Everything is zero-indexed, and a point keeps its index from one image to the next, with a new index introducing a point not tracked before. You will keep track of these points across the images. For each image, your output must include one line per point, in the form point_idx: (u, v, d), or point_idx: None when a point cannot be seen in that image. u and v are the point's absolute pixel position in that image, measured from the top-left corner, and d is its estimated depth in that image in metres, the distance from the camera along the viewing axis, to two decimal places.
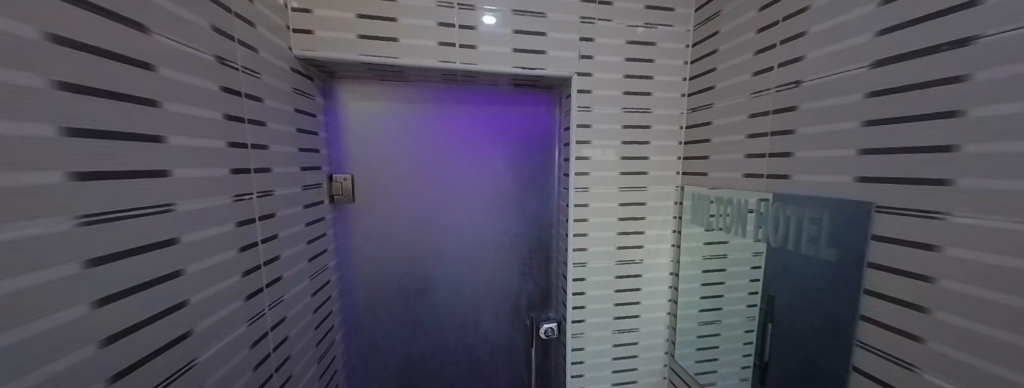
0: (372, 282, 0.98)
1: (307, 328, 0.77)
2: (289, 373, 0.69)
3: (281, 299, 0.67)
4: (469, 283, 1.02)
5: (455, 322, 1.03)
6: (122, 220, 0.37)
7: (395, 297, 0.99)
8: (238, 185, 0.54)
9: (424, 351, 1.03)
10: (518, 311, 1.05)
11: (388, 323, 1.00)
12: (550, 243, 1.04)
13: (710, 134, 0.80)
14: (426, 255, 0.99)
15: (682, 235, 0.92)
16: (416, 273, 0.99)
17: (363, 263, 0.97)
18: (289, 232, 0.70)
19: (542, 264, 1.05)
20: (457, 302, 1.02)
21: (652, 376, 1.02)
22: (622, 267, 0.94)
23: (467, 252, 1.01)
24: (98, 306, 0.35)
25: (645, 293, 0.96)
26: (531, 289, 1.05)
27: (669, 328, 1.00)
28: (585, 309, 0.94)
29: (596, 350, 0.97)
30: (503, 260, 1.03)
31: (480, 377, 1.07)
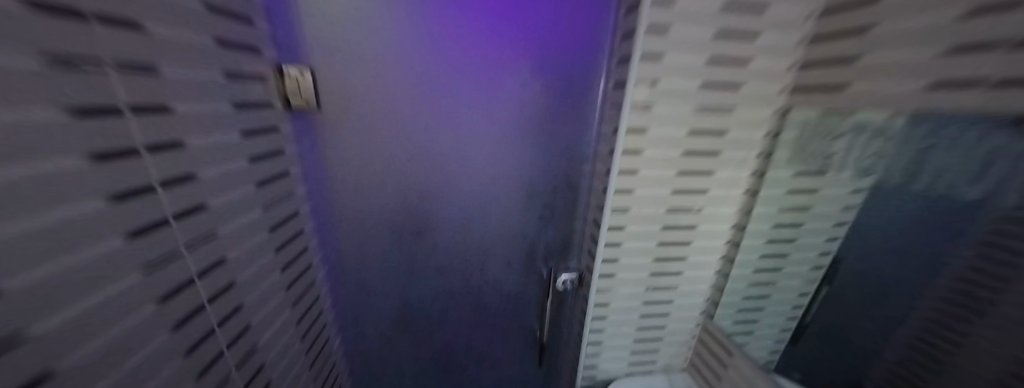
0: (355, 217, 0.79)
1: (266, 270, 0.60)
2: (244, 325, 0.54)
3: (210, 234, 0.47)
4: (476, 224, 0.83)
5: (458, 266, 0.87)
6: None
7: (385, 235, 0.82)
8: (54, 31, 0.27)
9: (421, 295, 0.89)
10: (532, 260, 0.88)
11: (378, 264, 0.84)
12: (578, 183, 0.81)
13: (875, 17, 0.49)
14: (422, 185, 0.77)
15: (765, 180, 0.69)
16: (410, 208, 0.79)
17: (342, 194, 0.76)
18: (203, 140, 0.46)
19: (569, 208, 0.84)
20: (461, 244, 0.85)
21: (681, 335, 0.89)
22: (669, 216, 0.72)
23: (476, 185, 0.79)
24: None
25: (695, 250, 0.77)
26: (550, 237, 0.86)
27: (714, 288, 0.84)
28: (618, 264, 0.76)
29: (622, 308, 0.83)
30: (519, 199, 0.82)
31: (488, 324, 0.96)
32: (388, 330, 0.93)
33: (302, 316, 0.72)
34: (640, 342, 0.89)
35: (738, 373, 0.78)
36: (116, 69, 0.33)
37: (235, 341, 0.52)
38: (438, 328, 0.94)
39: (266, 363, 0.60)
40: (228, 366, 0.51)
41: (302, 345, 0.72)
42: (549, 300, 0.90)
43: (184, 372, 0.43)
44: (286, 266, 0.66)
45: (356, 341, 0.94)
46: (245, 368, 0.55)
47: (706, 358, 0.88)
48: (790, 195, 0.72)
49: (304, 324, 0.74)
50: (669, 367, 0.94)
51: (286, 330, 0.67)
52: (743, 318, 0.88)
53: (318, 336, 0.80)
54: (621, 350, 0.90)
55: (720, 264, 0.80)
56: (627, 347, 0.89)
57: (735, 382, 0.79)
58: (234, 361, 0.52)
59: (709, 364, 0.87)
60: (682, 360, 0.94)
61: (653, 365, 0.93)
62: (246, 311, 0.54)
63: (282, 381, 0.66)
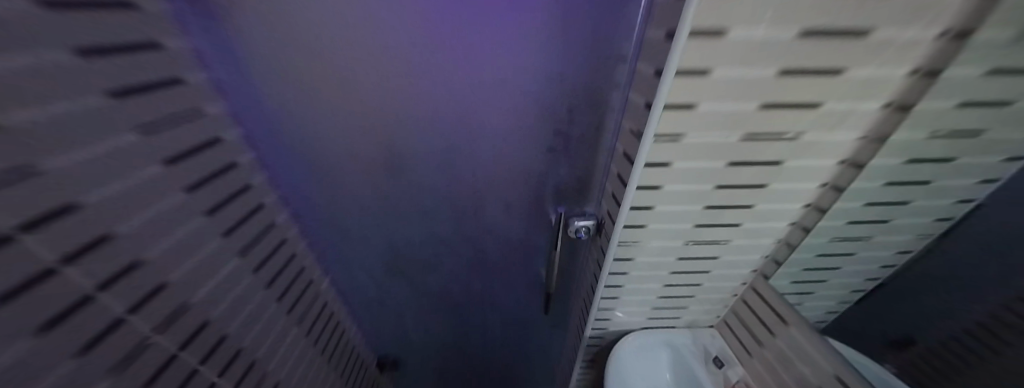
0: (303, 147, 0.59)
1: (175, 215, 0.45)
2: (155, 284, 0.42)
3: (33, 163, 0.29)
4: (465, 156, 0.62)
5: (446, 208, 0.72)
6: None
7: (351, 169, 0.63)
8: None
9: (410, 238, 0.78)
10: (540, 203, 0.70)
11: (347, 203, 0.70)
12: (607, 98, 0.54)
13: None
14: (384, 106, 0.54)
15: (938, 83, 0.41)
16: (374, 135, 0.58)
17: (271, 116, 0.55)
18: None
19: (592, 136, 0.59)
20: (448, 181, 0.66)
21: (719, 293, 0.73)
22: (744, 146, 0.47)
23: (459, 105, 0.55)
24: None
25: (770, 195, 0.54)
26: (562, 175, 0.65)
27: (782, 243, 0.63)
28: (653, 213, 0.55)
29: (649, 263, 0.65)
30: (524, 123, 0.57)
31: (487, 269, 0.86)
32: (378, 270, 0.86)
33: (258, 264, 0.62)
34: (664, 299, 0.74)
35: (789, 343, 0.63)
36: None
37: (143, 305, 0.41)
38: (432, 270, 0.86)
39: (209, 320, 0.51)
40: (138, 333, 0.41)
41: (266, 294, 0.64)
42: (557, 249, 0.74)
43: (57, 348, 0.31)
44: (212, 209, 0.52)
45: (344, 277, 0.88)
46: (169, 331, 0.45)
47: (745, 320, 0.72)
48: (962, 111, 0.44)
49: (268, 271, 0.64)
50: (694, 323, 0.81)
51: (236, 280, 0.57)
52: (804, 278, 0.69)
53: (295, 279, 0.73)
54: (640, 306, 0.76)
55: (798, 214, 0.57)
56: (648, 303, 0.75)
57: (780, 350, 0.65)
58: (146, 327, 0.42)
59: (749, 328, 0.72)
60: (712, 318, 0.79)
61: (675, 321, 0.80)
62: (150, 268, 0.42)
63: (245, 333, 0.59)
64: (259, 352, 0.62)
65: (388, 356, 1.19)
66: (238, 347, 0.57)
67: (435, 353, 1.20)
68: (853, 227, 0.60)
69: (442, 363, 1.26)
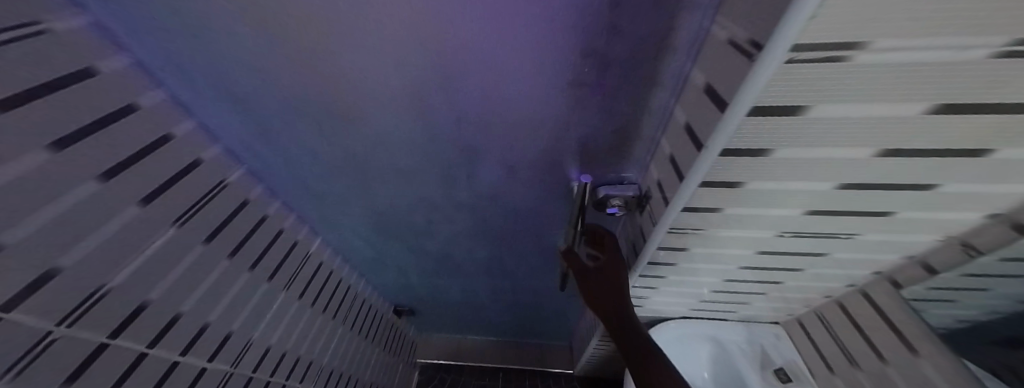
0: (223, 81, 0.43)
1: (47, 180, 0.33)
2: (34, 274, 0.32)
3: None
4: (440, 95, 0.41)
5: (430, 167, 0.56)
6: None
7: (294, 113, 0.48)
8: None
9: (399, 199, 0.66)
10: (559, 163, 0.51)
11: (314, 157, 0.57)
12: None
13: None
14: (295, 23, 0.34)
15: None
16: (301, 60, 0.39)
17: (152, 25, 0.37)
18: None
19: (652, 62, 0.34)
20: (421, 129, 0.48)
21: (803, 294, 0.53)
22: (1000, 67, 0.20)
23: (407, 20, 0.32)
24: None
25: (991, 171, 0.28)
26: (587, 127, 0.43)
27: (954, 242, 0.37)
28: (738, 195, 0.34)
29: (709, 254, 0.46)
30: (527, 39, 0.32)
31: (493, 232, 0.75)
32: (370, 228, 0.77)
33: (210, 231, 0.52)
34: (718, 293, 0.56)
35: (903, 375, 0.42)
36: None
37: (23, 301, 0.31)
38: (431, 231, 0.77)
39: (147, 301, 0.43)
40: (31, 329, 0.31)
41: (232, 262, 0.56)
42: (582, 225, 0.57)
43: None
44: (110, 172, 0.39)
45: (336, 235, 0.81)
46: (84, 321, 0.36)
47: (831, 322, 0.54)
48: None
49: (233, 237, 0.56)
50: (753, 318, 0.63)
51: (179, 254, 0.47)
52: (953, 285, 0.46)
53: (273, 240, 0.66)
54: (684, 297, 0.60)
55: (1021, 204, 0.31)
56: (695, 294, 0.58)
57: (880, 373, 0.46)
58: (46, 323, 0.33)
59: (836, 337, 0.53)
60: (779, 315, 0.61)
61: (728, 314, 0.63)
62: (22, 254, 0.31)
63: (209, 306, 0.52)
64: (234, 324, 0.57)
65: (402, 303, 1.21)
66: (202, 322, 0.51)
67: (448, 302, 1.20)
68: None
69: (456, 310, 1.26)
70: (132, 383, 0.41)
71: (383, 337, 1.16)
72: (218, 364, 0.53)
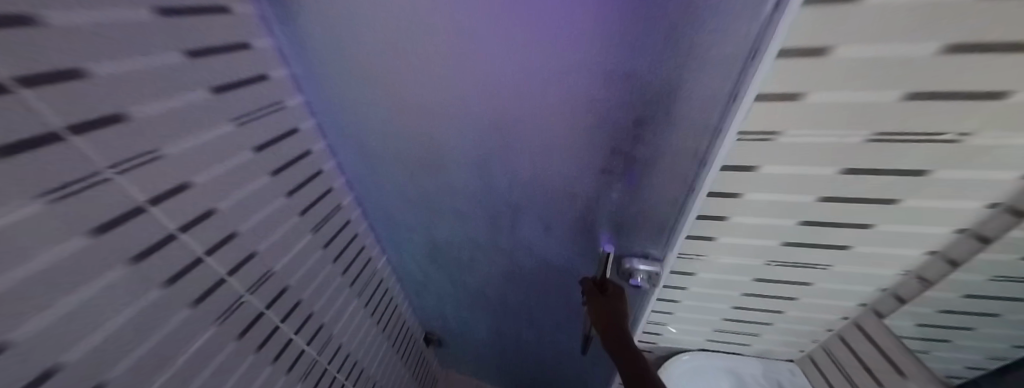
0: (362, 142, 0.63)
1: (263, 193, 0.52)
2: (245, 253, 0.50)
3: (154, 154, 0.36)
4: (501, 165, 0.55)
5: (486, 216, 0.70)
6: None
7: (399, 166, 0.65)
8: None
9: (453, 235, 0.80)
10: (591, 230, 0.60)
11: (404, 198, 0.74)
12: (718, 110, 0.35)
13: None
14: (418, 114, 0.53)
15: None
16: (412, 134, 0.57)
17: (340, 107, 0.58)
18: (80, 18, 0.27)
19: (677, 168, 0.42)
20: (483, 186, 0.62)
21: (808, 325, 0.61)
22: (869, 149, 0.36)
23: (487, 118, 0.48)
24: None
25: (904, 215, 0.41)
26: (614, 207, 0.52)
27: (911, 276, 0.48)
28: (727, 225, 0.48)
29: (716, 280, 0.57)
30: (573, 135, 0.45)
31: (527, 277, 0.85)
32: (425, 254, 0.92)
33: (327, 240, 0.69)
34: (729, 322, 0.64)
35: None
36: None
37: (240, 268, 0.49)
38: (474, 267, 0.89)
39: (288, 286, 0.59)
40: (235, 293, 0.48)
41: (335, 268, 0.72)
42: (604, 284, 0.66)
43: (170, 302, 0.40)
44: (292, 191, 0.59)
45: (400, 259, 0.96)
46: (259, 292, 0.53)
47: (836, 355, 0.62)
48: None
49: (335, 249, 0.72)
50: (768, 353, 0.70)
51: (309, 255, 0.64)
52: (937, 321, 0.54)
53: (357, 260, 0.81)
54: (698, 324, 0.68)
55: (946, 241, 0.43)
56: (709, 322, 0.67)
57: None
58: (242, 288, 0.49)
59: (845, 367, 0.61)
60: (792, 350, 0.68)
61: (742, 348, 0.70)
62: (245, 238, 0.50)
63: (318, 298, 0.67)
64: (326, 317, 0.71)
65: (434, 330, 1.29)
66: (309, 312, 0.65)
67: (473, 338, 1.25)
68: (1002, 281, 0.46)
69: (479, 348, 1.31)
70: (267, 347, 0.55)
71: (411, 363, 1.23)
72: (311, 350, 0.66)
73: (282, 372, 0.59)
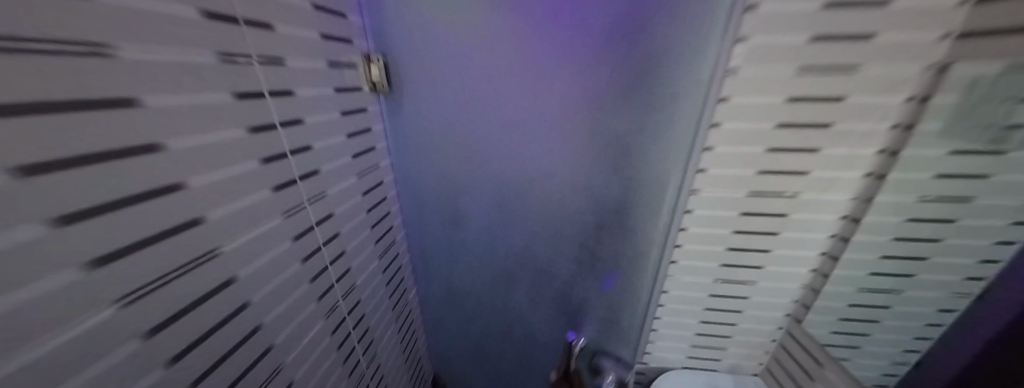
0: (419, 225, 0.90)
1: (364, 224, 0.75)
2: (345, 268, 0.69)
3: (323, 193, 0.60)
4: (513, 254, 0.83)
5: (495, 294, 0.93)
6: (64, 103, 0.26)
7: (439, 244, 0.91)
8: (224, 77, 0.40)
9: (462, 286, 0.95)
10: (576, 313, 0.86)
11: (435, 266, 0.97)
12: (647, 252, 0.73)
13: None
14: (466, 217, 0.81)
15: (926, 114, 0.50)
16: (457, 227, 0.84)
17: (413, 203, 0.86)
18: (310, 120, 0.55)
19: (626, 265, 0.75)
20: (498, 268, 0.88)
21: (755, 336, 0.81)
22: (748, 200, 0.64)
23: (514, 226, 0.78)
24: (64, 224, 0.27)
25: (784, 242, 0.67)
26: (591, 289, 0.81)
27: (807, 288, 0.73)
28: (682, 250, 0.73)
29: (683, 296, 0.79)
30: (564, 239, 0.76)
31: (518, 347, 1.05)
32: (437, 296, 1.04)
33: (388, 268, 0.88)
34: (701, 337, 0.84)
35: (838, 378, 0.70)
36: (258, 63, 0.45)
37: (342, 276, 0.68)
38: (473, 323, 1.04)
39: (360, 300, 0.76)
40: (335, 297, 0.67)
41: (387, 291, 0.88)
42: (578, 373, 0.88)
43: (309, 294, 0.59)
44: (377, 225, 0.80)
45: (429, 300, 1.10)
46: (346, 299, 0.71)
47: (783, 362, 0.81)
48: (940, 183, 0.56)
49: (389, 279, 0.89)
50: (736, 368, 0.87)
51: (376, 277, 0.82)
52: (845, 328, 0.73)
53: (398, 293, 0.95)
54: (678, 341, 0.86)
55: (816, 261, 0.69)
56: (686, 338, 0.85)
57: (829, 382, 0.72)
58: (338, 293, 0.68)
59: (786, 369, 0.80)
60: (752, 364, 0.85)
61: (715, 363, 0.87)
62: (349, 255, 0.70)
63: (374, 315, 0.83)
64: (376, 336, 0.85)
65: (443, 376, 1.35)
66: (367, 325, 0.81)
67: None
68: (867, 293, 0.70)
69: None
70: (343, 348, 0.70)
71: None
72: (362, 362, 0.80)
73: (344, 375, 0.72)
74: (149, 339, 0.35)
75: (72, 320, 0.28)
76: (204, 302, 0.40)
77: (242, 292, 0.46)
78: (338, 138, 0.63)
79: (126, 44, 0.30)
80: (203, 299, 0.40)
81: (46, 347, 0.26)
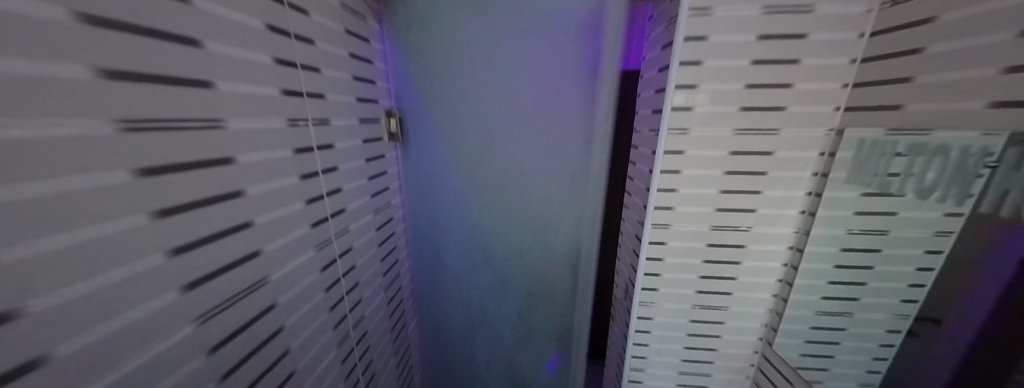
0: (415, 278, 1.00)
1: (376, 257, 0.82)
2: (357, 299, 0.75)
3: (346, 229, 0.69)
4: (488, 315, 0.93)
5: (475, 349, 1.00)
6: (183, 163, 0.36)
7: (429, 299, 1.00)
8: (290, 137, 0.51)
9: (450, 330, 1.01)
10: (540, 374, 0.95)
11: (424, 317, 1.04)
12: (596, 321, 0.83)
13: (916, 68, 0.51)
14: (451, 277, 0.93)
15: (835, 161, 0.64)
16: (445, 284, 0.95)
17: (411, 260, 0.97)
18: (344, 167, 0.66)
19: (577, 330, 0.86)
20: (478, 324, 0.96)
21: (735, 361, 0.88)
22: (711, 233, 0.75)
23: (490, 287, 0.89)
24: (173, 255, 0.35)
25: (746, 270, 0.78)
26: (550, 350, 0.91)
27: (772, 313, 0.82)
28: (661, 279, 0.81)
29: (667, 322, 0.86)
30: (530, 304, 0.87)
31: None
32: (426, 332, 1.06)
33: (392, 301, 0.93)
34: (688, 363, 0.89)
35: None
36: (314, 125, 0.56)
37: (354, 307, 0.74)
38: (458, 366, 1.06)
39: (367, 332, 0.81)
40: (347, 326, 0.72)
41: (388, 323, 0.92)
42: None
43: (327, 323, 0.64)
44: (386, 258, 0.87)
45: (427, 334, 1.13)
46: (356, 329, 0.75)
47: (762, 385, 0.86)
48: (859, 217, 0.66)
49: (392, 310, 0.94)
50: None
51: (381, 309, 0.87)
52: (813, 350, 0.77)
53: (398, 324, 0.98)
54: (667, 368, 0.91)
55: (775, 287, 0.79)
56: (674, 365, 0.91)
57: None
58: (350, 323, 0.73)
59: None
60: None
61: None
62: (362, 286, 0.77)
63: (378, 347, 0.87)
64: (377, 370, 0.88)
65: None
66: (371, 358, 0.84)
67: None
68: (819, 314, 0.76)
69: None
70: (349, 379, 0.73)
71: None
72: None
73: None
74: (211, 355, 0.41)
75: (158, 337, 0.35)
76: (251, 325, 0.47)
77: (279, 318, 0.52)
78: (362, 181, 0.72)
79: (231, 117, 0.41)
80: (250, 323, 0.47)
81: (134, 360, 0.33)
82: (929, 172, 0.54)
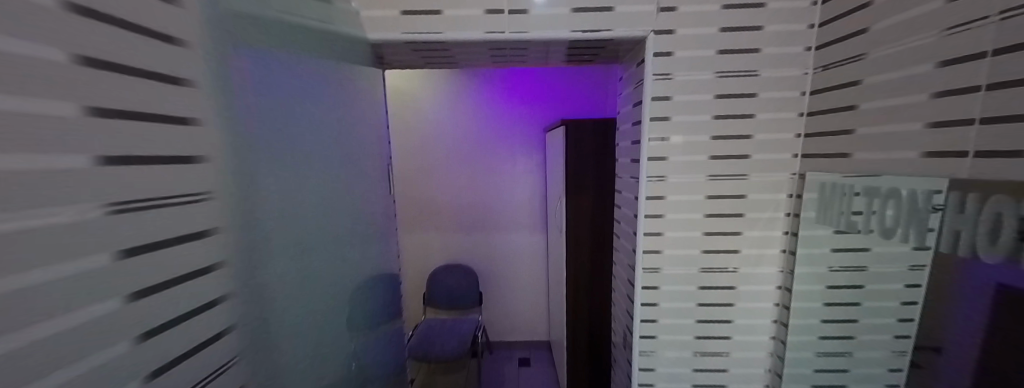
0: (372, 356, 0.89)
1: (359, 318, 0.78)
2: None
3: None
4: None
5: None
6: (167, 238, 0.35)
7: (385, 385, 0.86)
8: None
9: None
10: None
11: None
12: None
13: (853, 121, 0.58)
14: None
15: (804, 202, 0.69)
16: None
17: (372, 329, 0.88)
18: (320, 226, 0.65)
19: None
20: None
21: None
22: (704, 275, 0.76)
23: None
24: (144, 340, 0.33)
25: (739, 312, 0.77)
26: None
27: (773, 356, 0.80)
28: (659, 325, 0.79)
29: (670, 374, 0.82)
30: None
31: None
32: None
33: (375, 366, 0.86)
34: None
35: None
36: None
37: None
38: None
39: None
40: None
41: None
42: None
43: None
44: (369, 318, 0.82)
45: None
46: None
47: None
48: (835, 254, 0.67)
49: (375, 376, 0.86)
50: None
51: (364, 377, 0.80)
52: None
53: None
54: None
55: (772, 329, 0.79)
56: None
57: None
58: None
59: None
60: None
61: None
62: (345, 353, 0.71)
63: None
64: None
65: None
66: None
67: None
68: (820, 356, 0.74)
69: None
70: None
71: None
72: None
73: None
74: None
75: None
76: None
77: None
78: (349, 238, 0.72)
79: (215, 191, 0.42)
80: None
81: None
82: (887, 209, 0.56)
